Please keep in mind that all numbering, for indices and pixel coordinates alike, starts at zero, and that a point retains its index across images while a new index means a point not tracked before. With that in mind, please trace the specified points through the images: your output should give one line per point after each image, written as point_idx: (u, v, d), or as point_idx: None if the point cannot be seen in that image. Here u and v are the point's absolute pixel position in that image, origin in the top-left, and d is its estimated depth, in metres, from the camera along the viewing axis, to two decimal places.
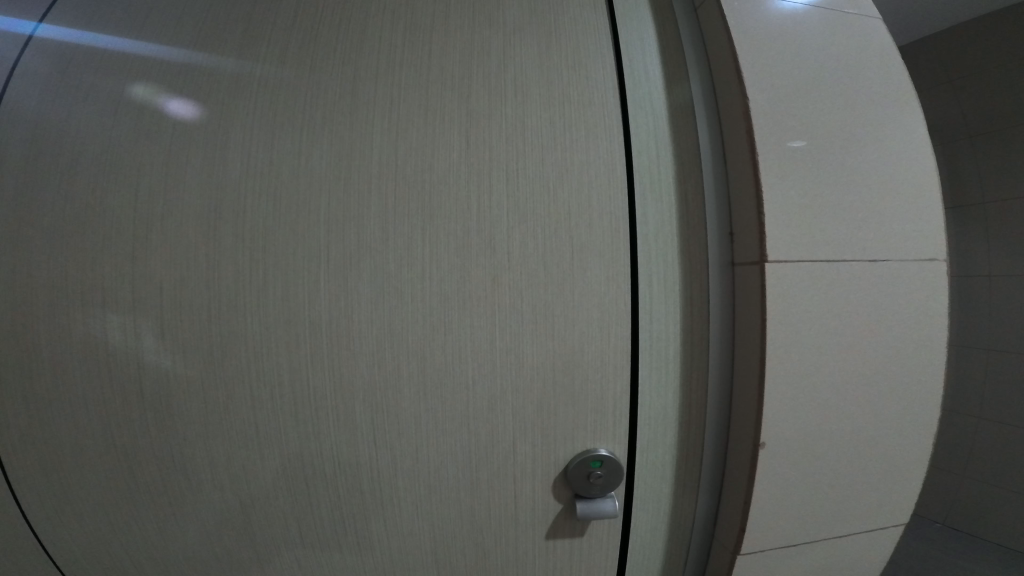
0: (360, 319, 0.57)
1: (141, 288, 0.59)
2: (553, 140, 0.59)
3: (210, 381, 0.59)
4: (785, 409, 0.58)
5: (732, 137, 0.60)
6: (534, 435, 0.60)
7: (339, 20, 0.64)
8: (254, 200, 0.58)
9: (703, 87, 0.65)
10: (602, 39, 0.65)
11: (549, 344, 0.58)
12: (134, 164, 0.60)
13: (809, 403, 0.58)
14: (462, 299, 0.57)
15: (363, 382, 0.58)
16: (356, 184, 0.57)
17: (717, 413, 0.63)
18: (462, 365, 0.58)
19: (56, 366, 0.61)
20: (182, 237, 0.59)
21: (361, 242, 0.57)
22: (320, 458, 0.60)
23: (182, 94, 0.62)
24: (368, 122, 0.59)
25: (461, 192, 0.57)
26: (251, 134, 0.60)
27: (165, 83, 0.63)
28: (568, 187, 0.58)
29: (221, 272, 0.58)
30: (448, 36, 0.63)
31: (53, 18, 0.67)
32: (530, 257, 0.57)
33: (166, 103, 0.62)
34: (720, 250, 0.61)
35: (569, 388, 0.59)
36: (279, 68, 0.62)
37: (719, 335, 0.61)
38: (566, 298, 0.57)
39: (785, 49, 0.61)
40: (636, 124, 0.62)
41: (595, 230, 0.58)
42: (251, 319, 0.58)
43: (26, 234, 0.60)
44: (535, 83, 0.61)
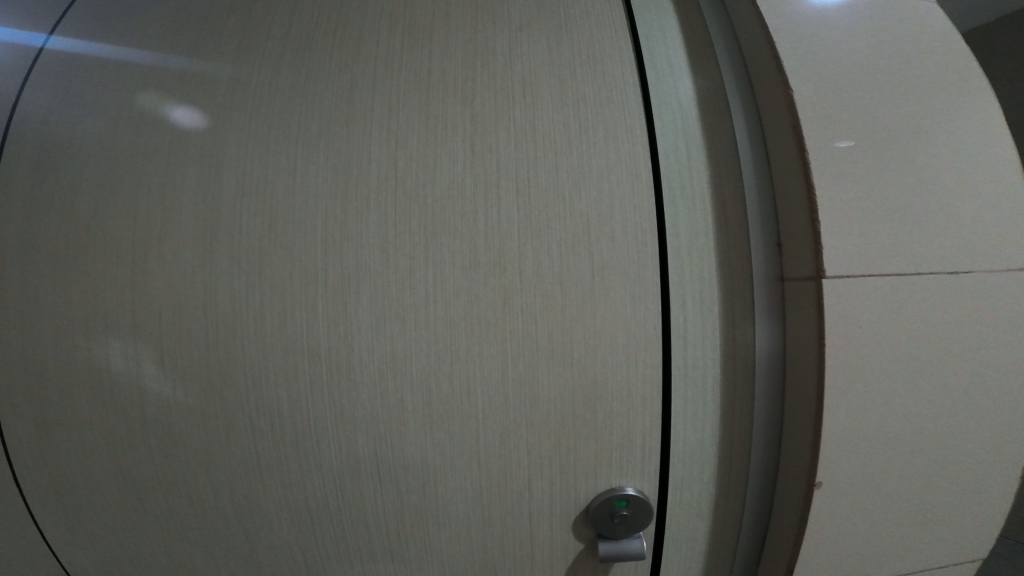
0: (360, 346, 0.52)
1: (141, 313, 0.56)
2: (568, 145, 0.53)
3: (210, 410, 0.56)
4: (845, 445, 0.50)
5: (776, 135, 0.52)
6: (552, 472, 0.54)
7: (335, 23, 0.60)
8: (251, 219, 0.55)
9: (737, 80, 0.57)
10: (621, 32, 0.58)
11: (567, 372, 0.52)
12: (134, 182, 0.58)
13: (872, 440, 0.50)
14: (469, 324, 0.51)
15: (366, 414, 0.53)
16: (355, 200, 0.53)
17: (764, 448, 0.55)
18: (470, 396, 0.52)
19: (58, 393, 0.58)
20: (181, 258, 0.56)
21: (360, 263, 0.52)
22: (322, 491, 0.56)
23: (180, 105, 0.59)
24: (366, 133, 0.55)
25: (467, 206, 0.52)
26: (246, 150, 0.56)
27: (171, 90, 0.60)
28: (588, 197, 0.52)
29: (219, 295, 0.55)
30: (449, 36, 0.58)
31: (63, 28, 0.65)
32: (545, 276, 0.51)
33: (163, 116, 0.59)
34: (766, 263, 0.53)
35: (590, 421, 0.53)
36: (274, 79, 0.58)
37: (765, 361, 0.54)
38: (587, 321, 0.51)
39: (831, 35, 0.53)
40: (662, 124, 0.54)
41: (619, 245, 0.51)
42: (248, 345, 0.54)
43: (28, 257, 0.58)
44: (547, 83, 0.55)
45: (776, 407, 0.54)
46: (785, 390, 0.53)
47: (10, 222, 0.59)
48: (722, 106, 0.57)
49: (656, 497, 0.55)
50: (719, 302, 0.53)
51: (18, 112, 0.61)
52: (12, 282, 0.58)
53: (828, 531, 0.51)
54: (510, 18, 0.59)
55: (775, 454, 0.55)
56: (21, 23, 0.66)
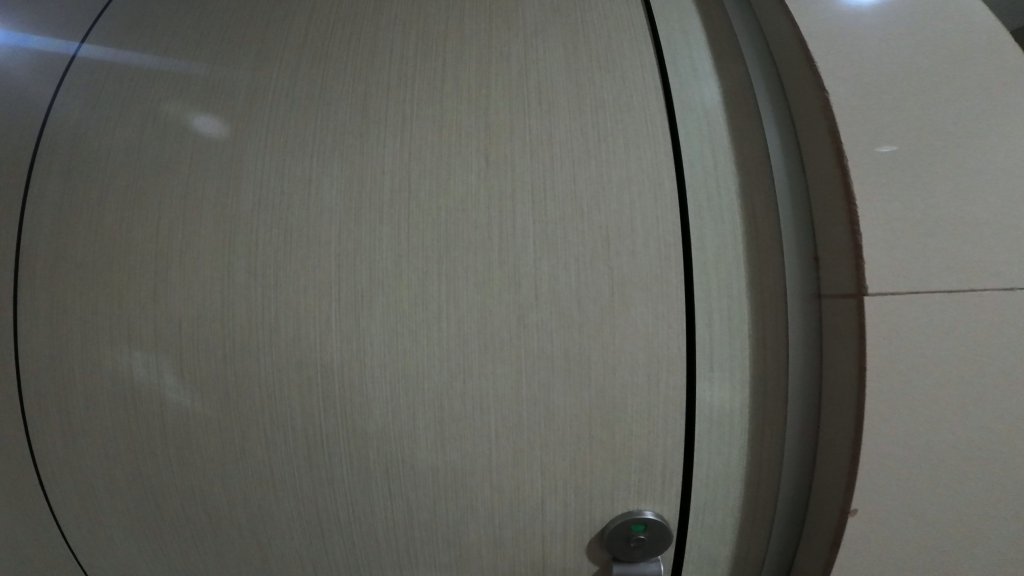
0: (373, 362, 0.51)
1: (162, 323, 0.57)
2: (587, 154, 0.50)
3: (226, 422, 0.56)
4: (886, 476, 0.46)
5: (811, 143, 0.49)
6: (567, 494, 0.52)
7: (351, 32, 0.60)
8: (266, 231, 0.55)
9: (767, 85, 0.54)
10: (641, 35, 0.56)
11: (584, 393, 0.49)
12: (157, 193, 0.58)
13: (916, 472, 0.46)
14: (482, 340, 0.50)
15: (377, 430, 0.52)
16: (368, 213, 0.52)
17: (794, 473, 0.52)
18: (483, 415, 0.51)
19: (84, 399, 0.59)
20: (200, 270, 0.56)
21: (372, 277, 0.51)
22: (334, 504, 0.55)
23: (202, 116, 0.59)
24: (379, 144, 0.54)
25: (480, 218, 0.50)
26: (262, 161, 0.56)
27: (192, 99, 0.60)
28: (607, 209, 0.49)
29: (235, 308, 0.55)
30: (464, 43, 0.57)
31: (94, 36, 0.67)
32: (562, 292, 0.49)
33: (186, 127, 0.59)
34: (800, 277, 0.49)
35: (608, 443, 0.50)
36: (290, 89, 0.58)
37: (798, 382, 0.50)
38: (606, 340, 0.49)
39: (869, 36, 0.50)
40: (687, 132, 0.51)
41: (641, 260, 0.49)
42: (262, 358, 0.54)
43: (57, 265, 0.59)
44: (565, 91, 0.53)
45: (810, 432, 0.51)
46: (820, 414, 0.50)
47: (40, 229, 0.60)
48: (752, 112, 0.53)
49: (677, 522, 0.53)
50: (748, 319, 0.49)
51: (52, 119, 0.63)
52: (42, 290, 0.59)
53: (866, 568, 0.47)
54: (527, 24, 0.57)
55: (806, 479, 0.52)
56: (56, 36, 0.67)
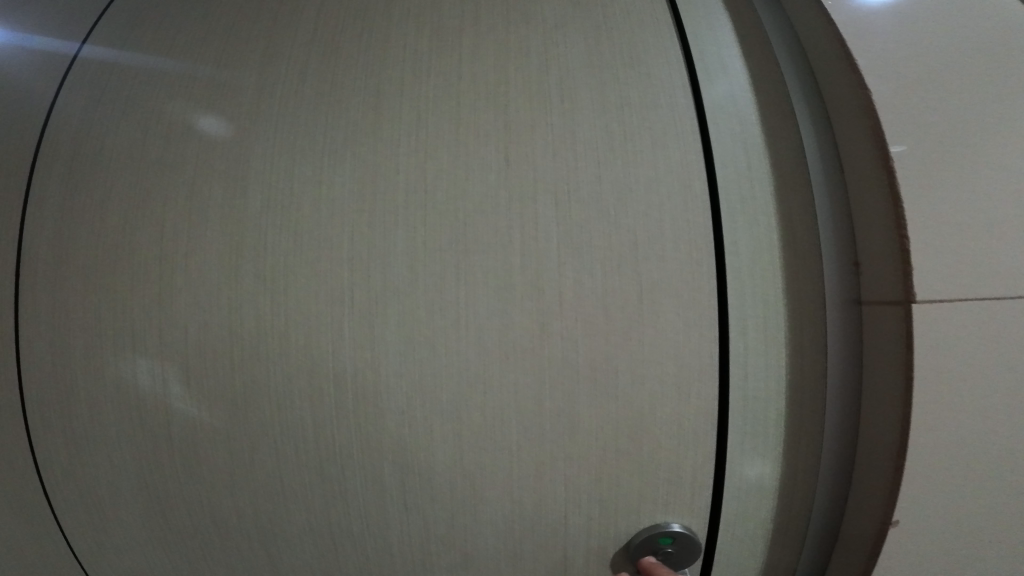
0: (388, 372, 0.49)
1: (167, 330, 0.54)
2: (613, 154, 0.48)
3: (234, 433, 0.53)
4: (925, 486, 0.44)
5: (851, 142, 0.47)
6: (591, 509, 0.50)
7: (361, 26, 0.57)
8: (275, 234, 0.52)
9: (801, 82, 0.51)
10: (662, 25, 0.52)
11: (610, 405, 0.47)
12: (162, 195, 0.56)
13: (953, 482, 0.45)
14: (503, 350, 0.47)
15: (392, 443, 0.50)
16: (382, 215, 0.50)
17: (829, 484, 0.50)
18: (503, 427, 0.48)
19: (89, 409, 0.57)
20: (207, 275, 0.54)
21: (387, 283, 0.49)
22: (346, 517, 0.53)
23: (207, 117, 0.57)
24: (393, 144, 0.51)
25: (500, 221, 0.48)
26: (271, 162, 0.54)
27: (196, 99, 0.58)
28: (635, 213, 0.47)
29: (243, 314, 0.52)
30: (480, 36, 0.54)
31: (98, 34, 0.64)
32: (587, 300, 0.46)
33: (191, 127, 0.57)
34: (839, 283, 0.47)
35: (635, 457, 0.48)
36: (299, 87, 0.55)
37: (836, 392, 0.48)
38: (634, 350, 0.46)
39: (909, 27, 0.47)
40: (718, 129, 0.49)
41: (671, 265, 0.46)
42: (272, 367, 0.52)
43: (60, 271, 0.57)
44: (588, 86, 0.50)
45: (848, 442, 0.49)
46: (858, 424, 0.48)
47: (42, 233, 0.58)
48: (786, 109, 0.51)
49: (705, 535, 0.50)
50: (784, 327, 0.47)
51: (54, 119, 0.61)
52: (44, 297, 0.57)
53: None
54: (546, 14, 0.54)
55: (841, 491, 0.50)
56: (59, 34, 0.65)
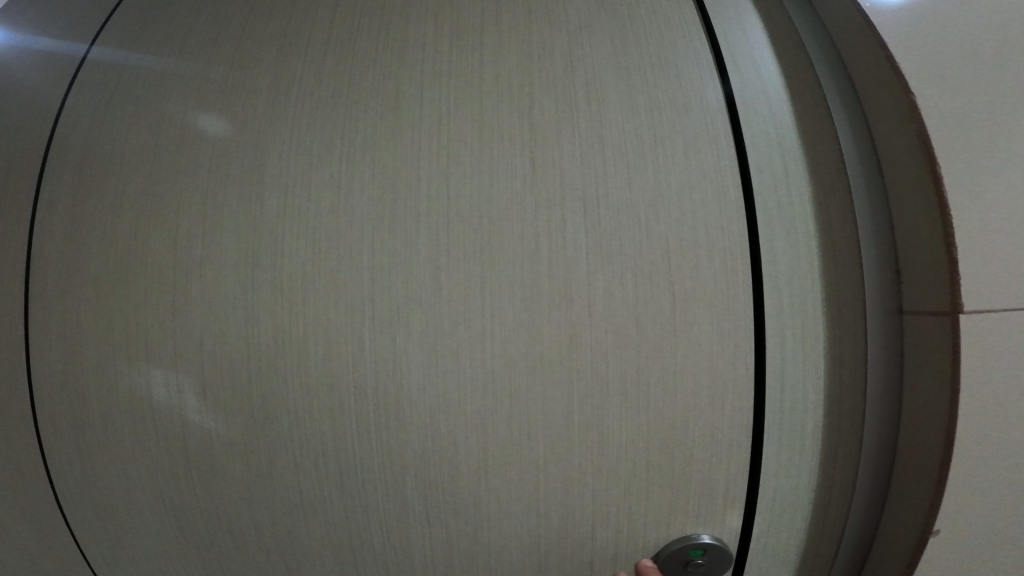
0: (411, 385, 0.48)
1: (182, 340, 0.53)
2: (642, 158, 0.46)
3: (251, 446, 0.52)
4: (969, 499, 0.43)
5: (892, 146, 0.45)
6: (619, 524, 0.48)
7: (378, 26, 0.55)
8: (293, 242, 0.51)
9: (836, 84, 0.50)
10: (687, 23, 0.51)
11: (641, 418, 0.45)
12: (175, 200, 0.54)
13: (999, 494, 0.43)
14: (530, 361, 0.46)
15: (415, 456, 0.49)
16: (403, 222, 0.48)
17: (866, 498, 0.48)
18: (530, 441, 0.47)
19: (102, 421, 0.55)
20: (223, 284, 0.52)
21: (410, 293, 0.48)
22: (367, 532, 0.51)
23: (207, 117, 0.56)
24: (413, 148, 0.49)
25: (527, 228, 0.46)
26: (287, 167, 0.52)
27: (199, 99, 0.56)
28: (667, 220, 0.45)
29: (260, 324, 0.51)
30: (501, 36, 0.52)
31: (105, 35, 0.62)
32: (618, 311, 0.45)
33: (203, 131, 0.55)
34: (879, 292, 0.46)
35: (667, 471, 0.46)
36: (314, 89, 0.53)
37: (875, 403, 0.47)
38: (666, 361, 0.45)
39: (962, 18, 0.44)
40: (752, 132, 0.47)
41: (705, 274, 0.44)
42: (291, 379, 0.50)
43: (71, 280, 0.56)
44: (616, 88, 0.48)
45: (886, 455, 0.47)
46: (898, 436, 0.46)
47: (52, 240, 0.56)
48: (821, 112, 0.49)
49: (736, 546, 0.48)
50: (822, 337, 0.45)
51: (61, 123, 0.59)
52: (56, 306, 0.56)
53: None
54: (570, 13, 0.52)
55: (878, 505, 0.48)
56: (66, 35, 0.64)
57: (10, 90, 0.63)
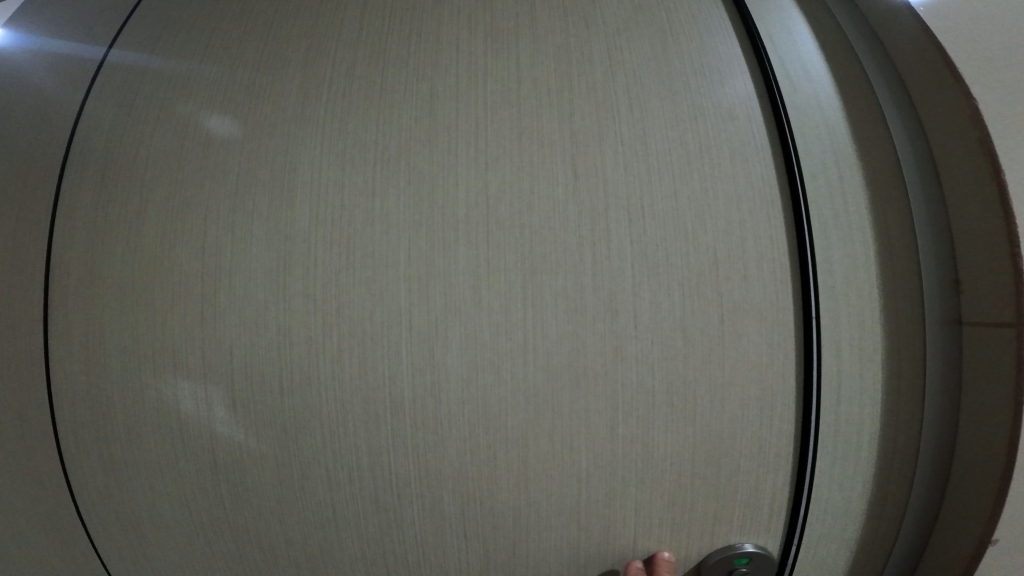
0: (449, 398, 0.46)
1: (212, 351, 0.52)
2: (687, 167, 0.45)
3: (284, 459, 0.51)
4: None
5: (956, 155, 0.44)
6: (665, 538, 0.46)
7: (408, 30, 0.54)
8: (327, 251, 0.50)
9: (890, 87, 0.49)
10: (727, 30, 0.50)
11: (688, 430, 0.44)
12: (203, 208, 0.53)
13: None
14: (574, 374, 0.44)
15: (453, 471, 0.46)
16: (441, 230, 0.47)
17: (921, 507, 0.47)
18: (573, 455, 0.45)
19: (128, 434, 0.54)
20: (253, 294, 0.51)
21: (448, 302, 0.47)
22: (402, 546, 0.49)
23: (214, 116, 0.55)
24: (450, 154, 0.48)
25: (570, 238, 0.45)
26: (318, 174, 0.51)
27: (213, 101, 0.55)
28: (713, 230, 0.44)
29: (293, 336, 0.50)
30: (538, 39, 0.51)
31: (125, 37, 0.61)
32: (664, 321, 0.44)
33: (213, 132, 0.55)
34: (939, 299, 0.45)
35: (714, 484, 0.45)
36: (344, 94, 0.52)
37: (933, 419, 0.45)
38: (714, 372, 0.44)
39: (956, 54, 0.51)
40: (804, 139, 0.46)
41: (753, 285, 0.44)
42: (325, 390, 0.49)
43: (94, 289, 0.54)
44: (659, 94, 0.47)
45: (943, 464, 0.46)
46: (955, 453, 0.46)
47: (74, 248, 0.55)
48: (873, 117, 0.48)
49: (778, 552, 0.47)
50: (877, 348, 0.44)
51: (81, 128, 0.58)
52: (78, 316, 0.54)
53: None
54: (607, 17, 0.51)
55: (932, 513, 0.47)
56: (86, 38, 0.62)
57: (29, 95, 0.62)
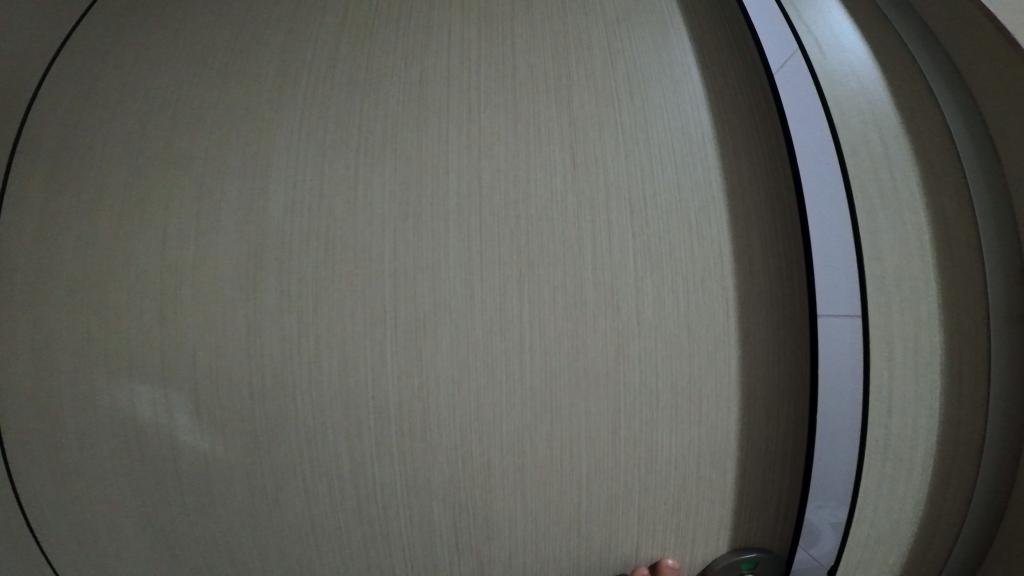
0: (439, 402, 0.43)
1: (174, 354, 0.47)
2: (691, 157, 0.43)
3: (256, 470, 0.47)
4: None
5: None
6: (670, 545, 0.43)
7: (394, 11, 0.50)
8: (307, 243, 0.46)
9: (941, 75, 0.47)
10: (730, 16, 0.48)
11: (692, 432, 0.42)
12: (165, 198, 0.49)
13: None
14: (574, 374, 0.42)
15: (444, 479, 0.43)
16: (430, 221, 0.45)
17: (979, 520, 0.44)
18: (573, 460, 0.42)
19: (80, 444, 0.49)
20: (222, 292, 0.47)
21: (437, 299, 0.44)
22: (387, 560, 0.45)
23: (179, 99, 0.50)
24: (440, 141, 0.45)
25: (568, 230, 0.43)
26: (295, 162, 0.47)
27: (178, 81, 0.51)
28: (718, 222, 0.43)
29: (266, 336, 0.46)
30: (535, 24, 0.48)
31: (88, 18, 0.57)
32: (668, 318, 0.42)
33: (177, 115, 0.50)
34: (1009, 295, 0.42)
35: (720, 487, 0.43)
36: (325, 77, 0.48)
37: (1000, 422, 0.42)
38: (719, 372, 0.42)
39: None
40: (842, 114, 0.42)
41: (758, 280, 0.42)
42: (302, 395, 0.45)
43: (42, 285, 0.49)
44: (659, 82, 0.45)
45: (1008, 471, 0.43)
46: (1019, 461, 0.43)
47: (19, 240, 0.50)
48: (897, 103, 0.45)
49: (783, 553, 0.44)
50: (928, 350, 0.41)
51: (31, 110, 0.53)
52: (23, 314, 0.49)
53: None
54: (606, 3, 0.48)
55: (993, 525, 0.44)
56: (44, 19, 0.58)
57: None
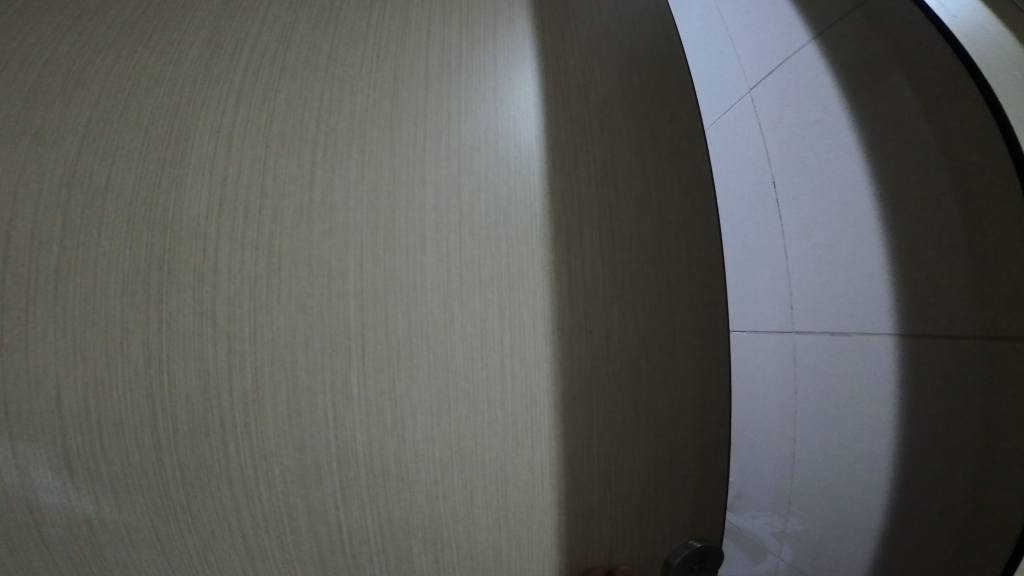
0: (416, 437, 0.40)
1: (44, 392, 0.36)
2: (647, 194, 0.50)
3: (172, 533, 0.38)
4: None
5: None
6: (632, 544, 0.47)
7: (354, 5, 0.46)
8: (244, 255, 0.38)
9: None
10: (676, 65, 0.55)
11: (650, 441, 0.48)
12: (26, 186, 0.37)
13: None
14: (553, 397, 0.44)
15: (423, 517, 0.41)
16: (404, 237, 0.41)
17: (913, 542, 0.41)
18: (553, 480, 0.44)
19: None
20: (120, 310, 0.37)
21: (412, 324, 0.41)
22: None
23: (69, 67, 0.40)
24: (418, 150, 0.43)
25: (547, 254, 0.44)
26: (232, 154, 0.39)
27: (68, 47, 0.41)
28: (668, 254, 0.50)
29: (184, 368, 0.37)
30: (513, 46, 0.49)
31: None
32: (631, 340, 0.47)
33: (63, 85, 0.39)
34: None
35: (669, 489, 0.48)
36: (279, 63, 0.42)
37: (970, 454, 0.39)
38: (668, 388, 0.48)
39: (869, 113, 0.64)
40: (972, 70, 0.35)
41: (695, 309, 0.50)
42: (240, 438, 0.38)
43: None
44: (623, 122, 0.50)
45: None
46: None
47: None
48: None
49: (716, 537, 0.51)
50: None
51: None
52: None
53: None
54: (581, 33, 0.53)
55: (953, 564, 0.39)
56: None
57: None
